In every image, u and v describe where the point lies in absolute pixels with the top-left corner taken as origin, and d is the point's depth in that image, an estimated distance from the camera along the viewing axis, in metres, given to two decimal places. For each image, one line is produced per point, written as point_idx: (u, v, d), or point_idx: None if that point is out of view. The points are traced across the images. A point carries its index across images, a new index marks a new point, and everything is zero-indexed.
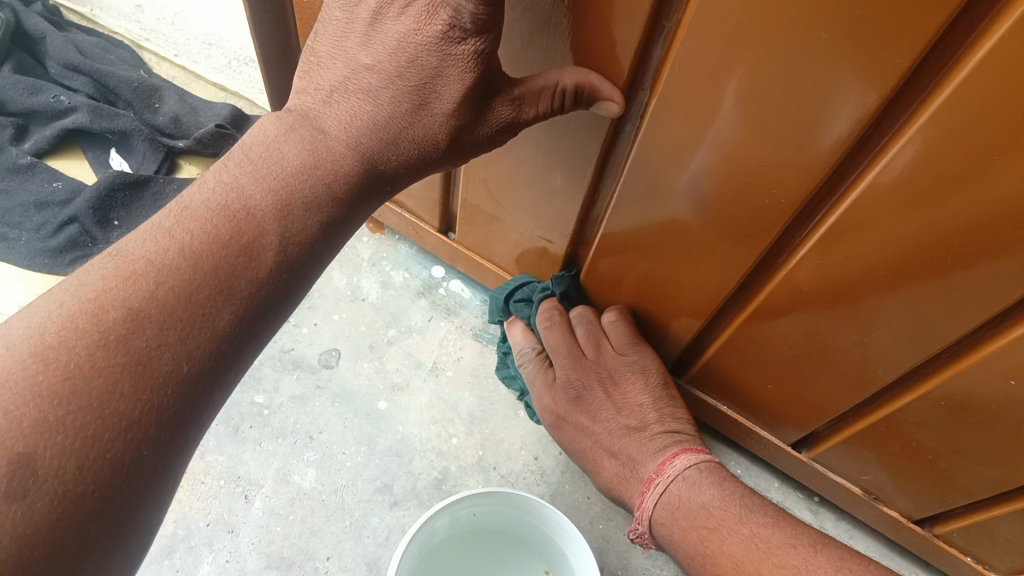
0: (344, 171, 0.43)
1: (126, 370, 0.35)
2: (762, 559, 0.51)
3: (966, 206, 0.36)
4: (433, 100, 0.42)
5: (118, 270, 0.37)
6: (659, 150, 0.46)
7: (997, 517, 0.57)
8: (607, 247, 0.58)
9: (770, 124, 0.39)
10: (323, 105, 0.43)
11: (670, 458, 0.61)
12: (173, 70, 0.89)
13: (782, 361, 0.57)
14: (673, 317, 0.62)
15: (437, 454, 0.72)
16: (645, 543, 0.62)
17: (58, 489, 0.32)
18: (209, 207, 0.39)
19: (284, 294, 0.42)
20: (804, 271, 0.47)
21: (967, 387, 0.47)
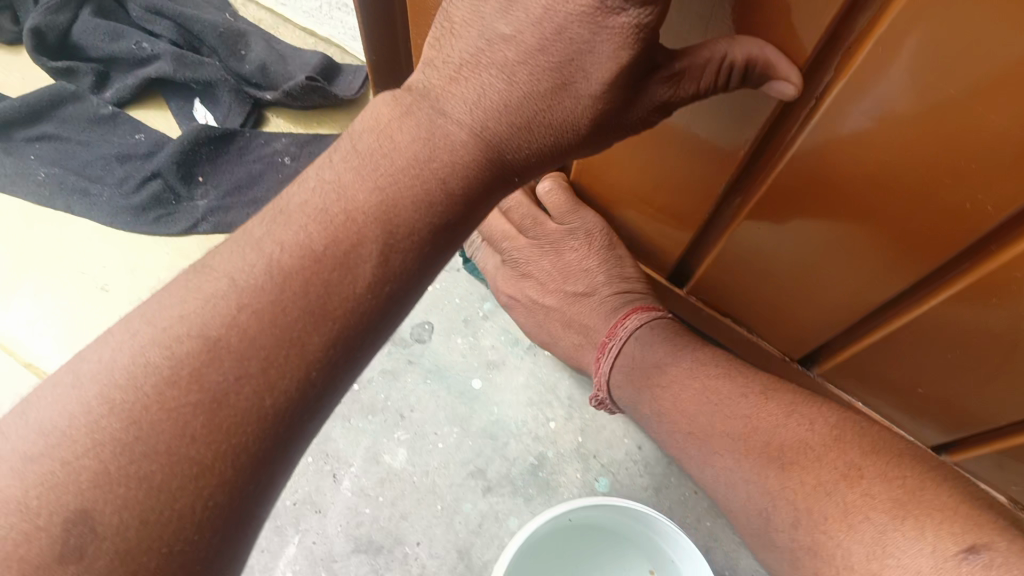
0: (462, 161, 0.37)
1: (200, 409, 0.31)
2: (715, 415, 0.49)
3: None
4: (579, 79, 0.36)
5: (201, 291, 0.33)
6: (827, 143, 0.39)
7: None
8: (742, 240, 0.51)
9: (992, 115, 0.31)
10: (448, 82, 0.37)
11: (622, 319, 0.58)
12: (260, 13, 0.84)
13: (944, 371, 0.49)
14: (813, 316, 0.54)
15: (534, 438, 0.68)
16: (605, 407, 0.60)
17: (118, 547, 0.29)
18: (303, 213, 0.35)
19: (397, 306, 0.36)
20: (995, 286, 0.39)
21: None
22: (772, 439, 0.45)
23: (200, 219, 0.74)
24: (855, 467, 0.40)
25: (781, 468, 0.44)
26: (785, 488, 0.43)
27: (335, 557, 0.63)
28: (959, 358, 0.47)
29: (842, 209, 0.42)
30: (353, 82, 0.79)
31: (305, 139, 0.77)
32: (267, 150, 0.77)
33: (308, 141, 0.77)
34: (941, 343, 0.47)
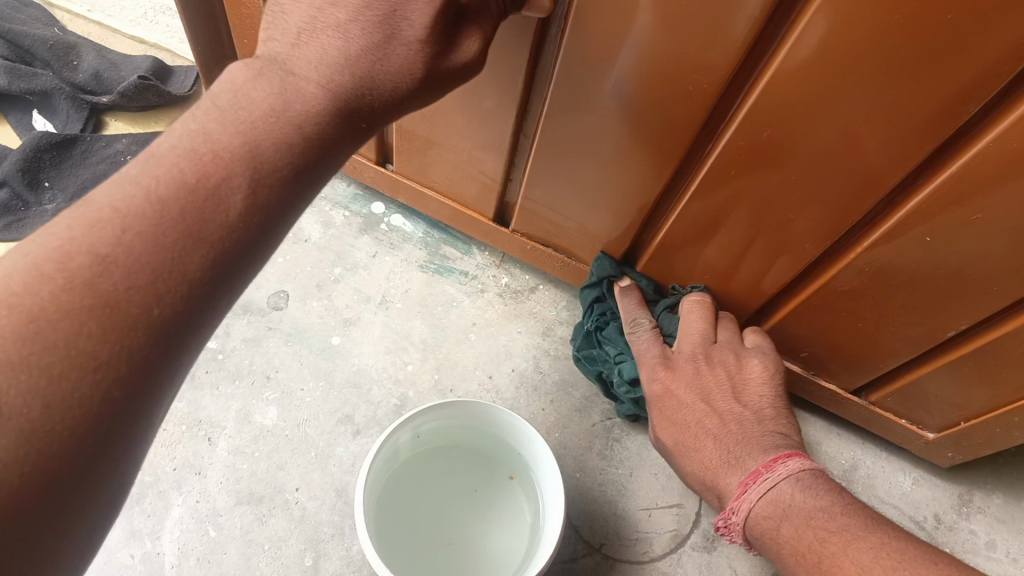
0: (314, 111, 0.37)
1: (95, 313, 0.30)
2: (899, 570, 0.47)
3: (876, 73, 0.40)
4: (405, 25, 0.38)
5: (82, 219, 0.32)
6: (588, 62, 0.50)
7: (924, 378, 0.65)
8: (546, 160, 0.62)
9: (688, 6, 0.42)
10: (291, 48, 0.38)
11: (783, 458, 0.57)
12: (89, 26, 0.87)
13: (718, 245, 0.62)
14: (608, 220, 0.66)
15: (394, 381, 0.74)
16: (730, 535, 0.59)
17: (24, 427, 0.28)
18: (174, 152, 0.34)
19: (263, 238, 0.36)
20: (728, 157, 0.52)
21: (887, 252, 0.53)
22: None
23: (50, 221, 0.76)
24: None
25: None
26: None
27: (219, 512, 0.67)
28: (720, 227, 0.60)
29: (611, 114, 0.54)
30: (185, 80, 0.85)
31: (146, 137, 0.81)
32: (109, 151, 0.80)
33: (149, 138, 0.81)
34: (703, 217, 0.59)
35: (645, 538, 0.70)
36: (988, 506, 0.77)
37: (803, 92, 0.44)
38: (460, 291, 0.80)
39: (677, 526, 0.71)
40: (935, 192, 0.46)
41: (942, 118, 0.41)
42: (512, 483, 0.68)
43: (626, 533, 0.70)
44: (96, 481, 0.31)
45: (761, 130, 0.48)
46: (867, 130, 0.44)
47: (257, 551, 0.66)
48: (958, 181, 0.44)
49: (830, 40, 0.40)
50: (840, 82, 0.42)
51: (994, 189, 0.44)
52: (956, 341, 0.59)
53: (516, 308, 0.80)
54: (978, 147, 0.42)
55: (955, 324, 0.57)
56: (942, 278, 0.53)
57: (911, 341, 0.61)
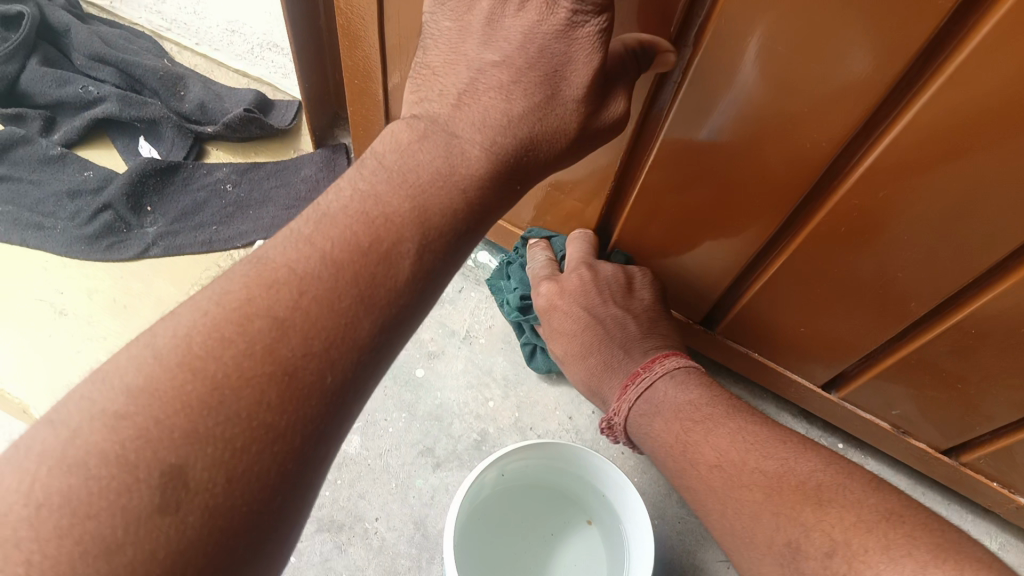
0: (477, 171, 0.44)
1: (273, 381, 0.34)
2: (750, 452, 0.50)
3: (1000, 142, 0.41)
4: (564, 87, 0.45)
5: (261, 278, 0.37)
6: (701, 117, 0.51)
7: (1020, 442, 0.63)
8: (643, 211, 0.63)
9: (813, 67, 0.43)
10: (453, 110, 0.45)
11: (661, 358, 0.62)
12: (196, 59, 0.91)
13: (814, 302, 0.62)
14: (702, 271, 0.66)
15: (475, 416, 0.75)
16: (614, 435, 0.63)
17: (207, 503, 0.31)
18: (347, 215, 0.39)
19: (422, 298, 0.41)
20: (835, 214, 0.52)
21: (994, 314, 0.52)
22: (805, 480, 0.46)
23: (151, 244, 0.79)
24: (893, 511, 0.41)
25: (819, 503, 0.44)
26: (822, 521, 0.42)
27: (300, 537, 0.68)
28: (816, 284, 0.59)
29: (716, 167, 0.54)
30: (286, 114, 0.87)
31: (245, 167, 0.84)
32: (210, 179, 0.83)
33: (248, 168, 0.84)
34: (799, 273, 0.59)
35: None
36: None
37: (921, 156, 0.44)
38: None
39: None
40: None
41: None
42: (590, 528, 0.68)
43: None
44: (262, 554, 0.34)
45: (875, 190, 0.48)
46: (985, 196, 0.44)
47: None
48: None
49: (958, 103, 0.40)
50: (963, 146, 0.42)
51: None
52: None
53: None
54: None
55: None
56: None
57: (1011, 406, 0.60)
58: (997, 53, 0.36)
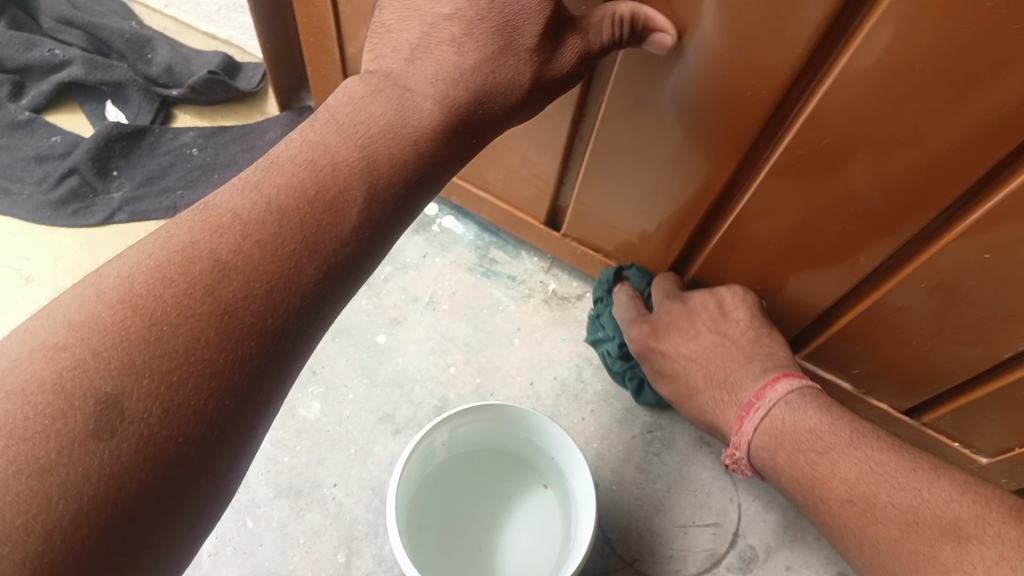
0: (429, 127, 0.44)
1: (213, 319, 0.35)
2: (881, 485, 0.51)
3: (934, 85, 0.39)
4: (517, 37, 0.45)
5: (205, 224, 0.38)
6: (658, 64, 0.49)
7: (979, 398, 0.63)
8: (605, 161, 0.61)
9: (747, 15, 0.41)
10: (407, 64, 0.45)
11: (773, 381, 0.61)
12: (166, 20, 0.89)
13: (771, 258, 0.61)
14: (663, 226, 0.65)
15: (437, 382, 0.75)
16: (741, 468, 0.63)
17: (144, 431, 0.32)
18: (296, 164, 0.40)
19: (366, 252, 0.41)
20: (788, 161, 0.50)
21: (946, 269, 0.51)
22: (942, 514, 0.48)
23: (117, 209, 0.79)
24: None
25: (958, 541, 0.46)
26: (964, 560, 0.45)
27: (258, 504, 0.68)
28: (775, 234, 0.57)
29: (665, 121, 0.53)
30: (252, 76, 0.86)
31: (211, 130, 0.84)
32: (176, 143, 0.83)
33: (213, 132, 0.84)
34: (757, 224, 0.57)
35: (680, 556, 0.70)
36: None
37: (860, 102, 0.42)
38: (507, 295, 0.79)
39: (712, 545, 0.71)
40: (1000, 209, 0.44)
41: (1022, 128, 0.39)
42: (547, 492, 0.68)
43: (660, 550, 0.70)
44: (202, 484, 0.35)
45: (829, 132, 0.46)
46: (941, 141, 0.42)
47: (291, 544, 0.67)
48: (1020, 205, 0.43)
49: (913, 42, 0.37)
50: (920, 86, 0.40)
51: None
52: (1009, 367, 0.58)
53: (561, 315, 0.79)
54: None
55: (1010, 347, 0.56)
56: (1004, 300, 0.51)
57: (963, 364, 0.60)
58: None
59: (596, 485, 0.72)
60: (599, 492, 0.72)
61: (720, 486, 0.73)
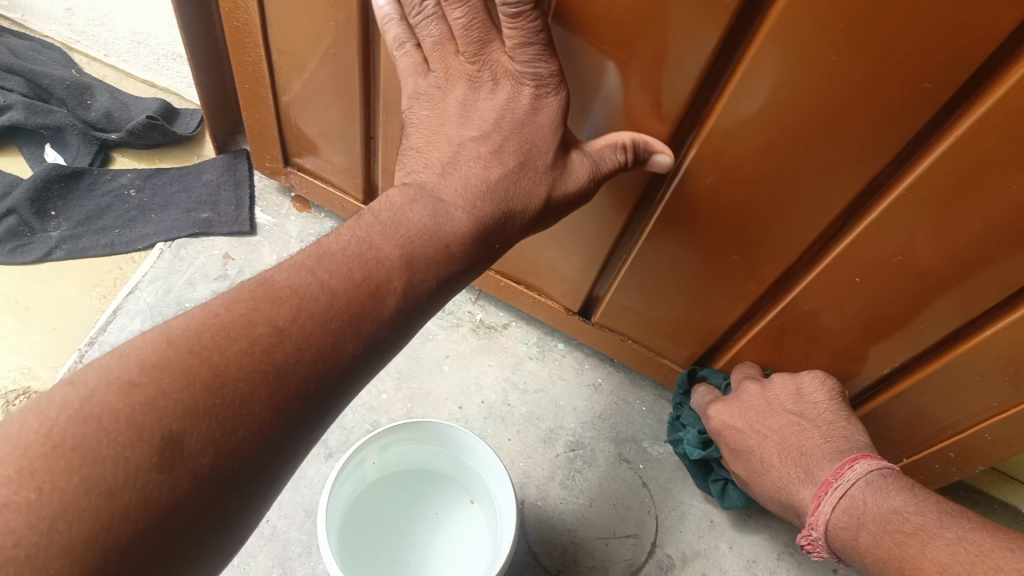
0: (461, 232, 0.48)
1: (267, 382, 0.38)
2: (976, 561, 0.49)
3: (799, 125, 0.47)
4: (534, 157, 0.50)
5: (265, 295, 0.40)
6: (584, 112, 0.55)
7: (864, 415, 0.70)
8: (575, 233, 0.67)
9: (640, 69, 0.49)
10: (439, 179, 0.49)
11: (852, 462, 0.61)
12: (105, 70, 0.93)
13: (673, 285, 0.68)
14: (581, 262, 0.71)
15: (368, 408, 0.78)
16: (816, 551, 0.62)
17: (196, 470, 0.35)
18: (346, 256, 0.44)
19: (399, 331, 0.45)
20: (687, 200, 0.58)
21: (823, 287, 0.59)
22: None
23: (54, 247, 0.82)
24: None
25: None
26: None
27: None
28: (681, 270, 0.65)
29: None
30: (190, 122, 0.90)
31: (149, 172, 0.87)
32: (115, 185, 0.86)
33: (151, 174, 0.87)
34: (662, 257, 0.65)
35: (602, 566, 0.74)
36: None
37: (739, 141, 0.50)
38: (437, 325, 0.84)
39: (633, 555, 0.75)
40: (864, 228, 0.52)
41: (871, 165, 0.47)
42: (473, 506, 0.72)
43: (584, 560, 0.74)
44: (199, 537, 0.36)
45: (719, 174, 0.54)
46: (809, 173, 0.50)
47: (226, 565, 0.69)
48: (879, 224, 0.51)
49: (779, 89, 0.45)
50: (789, 134, 0.48)
51: (917, 230, 0.50)
52: (893, 381, 0.66)
53: (488, 343, 0.84)
54: (897, 194, 0.48)
55: (891, 360, 0.62)
56: (874, 315, 0.59)
57: (848, 374, 0.67)
58: (786, 49, 0.43)
59: (523, 501, 0.76)
60: (526, 508, 0.76)
61: (638, 500, 0.78)
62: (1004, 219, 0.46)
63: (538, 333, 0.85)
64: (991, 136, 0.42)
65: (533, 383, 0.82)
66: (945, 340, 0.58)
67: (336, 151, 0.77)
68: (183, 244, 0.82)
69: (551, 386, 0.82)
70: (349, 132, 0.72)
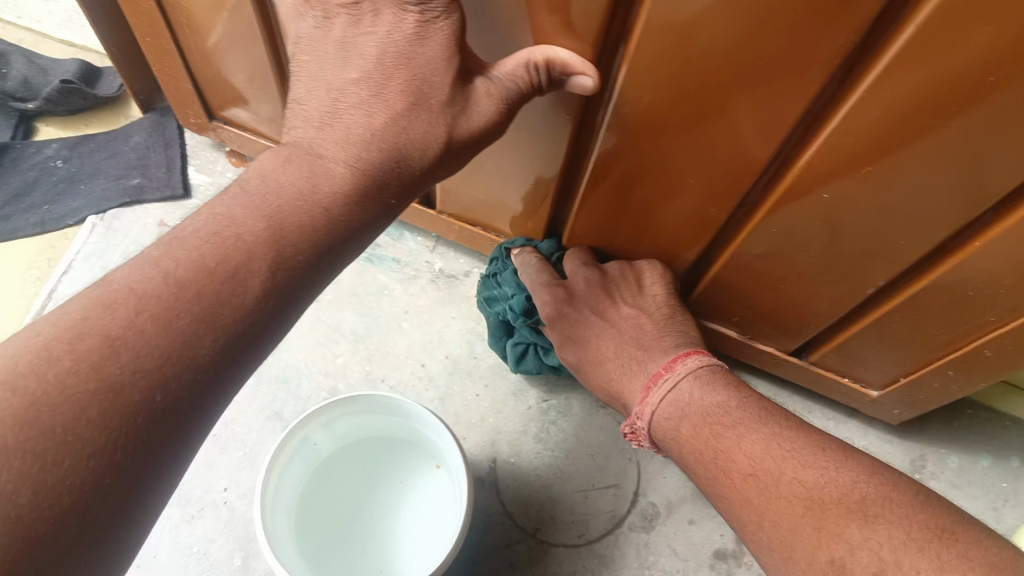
0: (341, 191, 0.43)
1: (97, 397, 0.34)
2: (786, 459, 0.47)
3: (735, 27, 0.39)
4: (424, 95, 0.44)
5: (99, 300, 0.36)
6: (495, 36, 0.48)
7: (854, 336, 0.64)
8: (512, 164, 0.61)
9: None
10: (318, 131, 0.45)
11: (682, 357, 0.58)
12: (20, 33, 0.87)
13: (628, 216, 0.61)
14: (530, 200, 0.65)
15: (325, 374, 0.74)
16: (638, 439, 0.59)
17: (11, 514, 0.30)
18: (199, 238, 0.40)
19: (274, 318, 0.41)
20: (625, 127, 0.50)
21: (787, 208, 0.51)
22: (848, 493, 0.43)
23: None
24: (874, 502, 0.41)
25: (864, 519, 0.41)
26: (868, 539, 0.40)
27: None
28: (632, 202, 0.59)
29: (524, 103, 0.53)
30: (113, 82, 0.84)
31: (74, 140, 0.81)
32: (39, 157, 0.80)
33: (77, 142, 0.81)
34: (612, 187, 0.58)
35: (581, 521, 0.70)
36: (942, 471, 0.75)
37: (670, 52, 0.42)
38: (392, 279, 0.79)
39: (613, 506, 0.70)
40: (824, 145, 0.44)
41: (820, 68, 0.39)
42: (440, 471, 0.67)
43: (562, 517, 0.70)
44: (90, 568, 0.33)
45: (651, 91, 0.46)
46: (752, 84, 0.42)
47: (185, 554, 0.65)
48: (842, 138, 0.43)
49: None
50: (725, 40, 0.40)
51: (882, 137, 0.42)
52: (878, 301, 0.59)
53: (448, 294, 0.79)
54: (854, 101, 0.40)
55: (875, 278, 0.55)
56: (848, 236, 0.52)
57: (830, 301, 0.60)
58: None
59: (495, 461, 0.71)
60: (499, 469, 0.71)
61: (618, 448, 0.73)
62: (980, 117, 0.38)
63: None
64: (953, 22, 0.33)
65: None
66: (934, 253, 0.51)
67: (263, 101, 0.70)
68: (115, 216, 0.77)
69: None
70: (265, 79, 0.66)
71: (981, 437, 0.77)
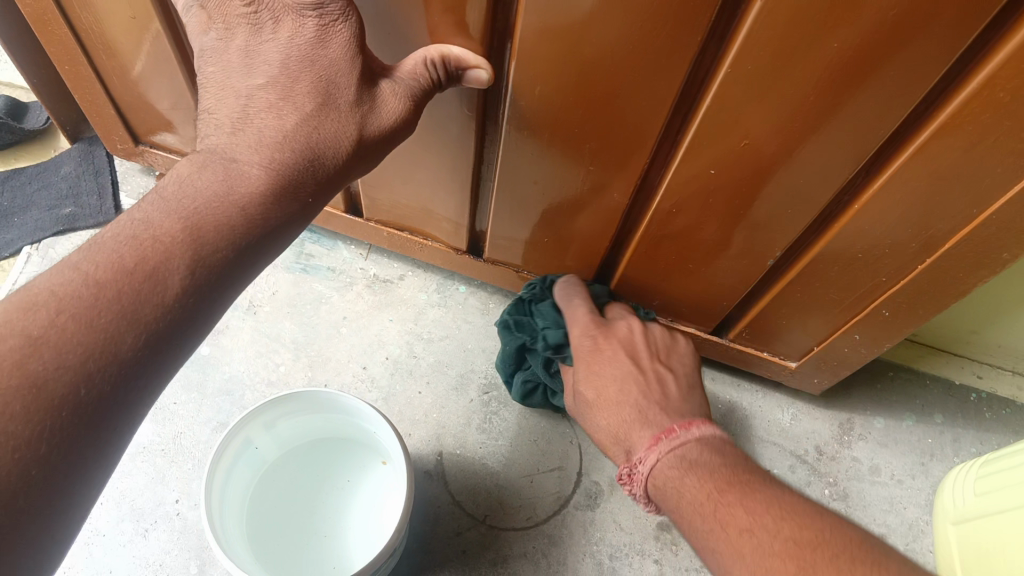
0: (257, 192, 0.45)
1: (19, 393, 0.34)
2: (783, 521, 0.44)
3: (606, 13, 0.42)
4: (331, 96, 0.46)
5: (20, 303, 0.37)
6: (395, 37, 0.51)
7: (765, 310, 0.67)
8: (433, 163, 0.64)
9: None
10: (230, 137, 0.46)
11: (697, 422, 0.53)
12: None
13: (545, 205, 0.64)
14: (454, 198, 0.68)
15: (267, 384, 0.75)
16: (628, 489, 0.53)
17: None
18: (116, 241, 0.41)
19: (195, 317, 0.42)
20: (526, 113, 0.53)
21: (683, 186, 0.54)
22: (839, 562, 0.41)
23: None
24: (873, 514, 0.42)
25: None
26: None
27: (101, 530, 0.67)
28: (547, 189, 0.61)
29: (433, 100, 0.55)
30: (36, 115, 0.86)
31: (4, 175, 0.82)
32: None
33: (7, 176, 0.82)
34: (521, 176, 0.61)
35: (529, 504, 0.71)
36: (870, 432, 0.79)
37: (553, 39, 0.45)
38: (329, 287, 0.81)
39: (558, 488, 0.73)
40: (701, 120, 0.47)
41: (688, 47, 0.43)
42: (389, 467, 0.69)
43: (509, 502, 0.71)
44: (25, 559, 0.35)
45: (542, 78, 0.49)
46: (630, 66, 0.45)
47: (140, 568, 0.66)
48: (718, 111, 0.46)
49: None
50: (599, 25, 0.43)
51: (753, 109, 0.45)
52: (782, 271, 0.62)
53: (385, 297, 0.82)
54: (721, 77, 0.43)
55: (773, 251, 0.58)
56: (742, 210, 0.55)
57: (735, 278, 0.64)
58: None
59: (441, 452, 0.73)
60: (446, 459, 0.73)
61: (559, 432, 0.76)
62: (836, 83, 0.41)
63: (436, 280, 0.83)
64: None
65: (437, 331, 0.80)
66: (826, 217, 0.54)
67: (188, 123, 0.72)
68: (50, 243, 0.78)
69: (457, 331, 0.80)
70: (185, 100, 0.68)
71: (903, 396, 0.81)
